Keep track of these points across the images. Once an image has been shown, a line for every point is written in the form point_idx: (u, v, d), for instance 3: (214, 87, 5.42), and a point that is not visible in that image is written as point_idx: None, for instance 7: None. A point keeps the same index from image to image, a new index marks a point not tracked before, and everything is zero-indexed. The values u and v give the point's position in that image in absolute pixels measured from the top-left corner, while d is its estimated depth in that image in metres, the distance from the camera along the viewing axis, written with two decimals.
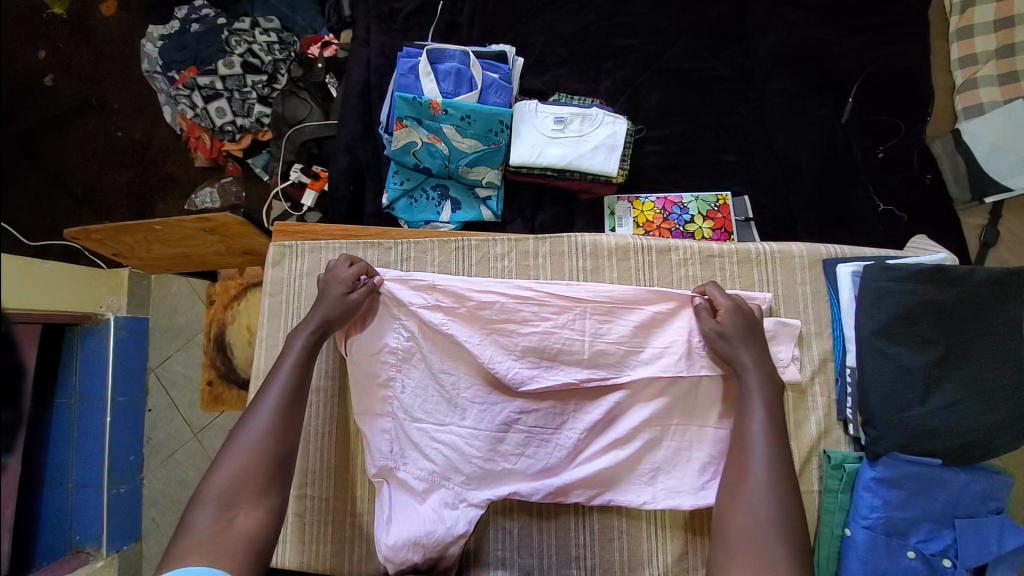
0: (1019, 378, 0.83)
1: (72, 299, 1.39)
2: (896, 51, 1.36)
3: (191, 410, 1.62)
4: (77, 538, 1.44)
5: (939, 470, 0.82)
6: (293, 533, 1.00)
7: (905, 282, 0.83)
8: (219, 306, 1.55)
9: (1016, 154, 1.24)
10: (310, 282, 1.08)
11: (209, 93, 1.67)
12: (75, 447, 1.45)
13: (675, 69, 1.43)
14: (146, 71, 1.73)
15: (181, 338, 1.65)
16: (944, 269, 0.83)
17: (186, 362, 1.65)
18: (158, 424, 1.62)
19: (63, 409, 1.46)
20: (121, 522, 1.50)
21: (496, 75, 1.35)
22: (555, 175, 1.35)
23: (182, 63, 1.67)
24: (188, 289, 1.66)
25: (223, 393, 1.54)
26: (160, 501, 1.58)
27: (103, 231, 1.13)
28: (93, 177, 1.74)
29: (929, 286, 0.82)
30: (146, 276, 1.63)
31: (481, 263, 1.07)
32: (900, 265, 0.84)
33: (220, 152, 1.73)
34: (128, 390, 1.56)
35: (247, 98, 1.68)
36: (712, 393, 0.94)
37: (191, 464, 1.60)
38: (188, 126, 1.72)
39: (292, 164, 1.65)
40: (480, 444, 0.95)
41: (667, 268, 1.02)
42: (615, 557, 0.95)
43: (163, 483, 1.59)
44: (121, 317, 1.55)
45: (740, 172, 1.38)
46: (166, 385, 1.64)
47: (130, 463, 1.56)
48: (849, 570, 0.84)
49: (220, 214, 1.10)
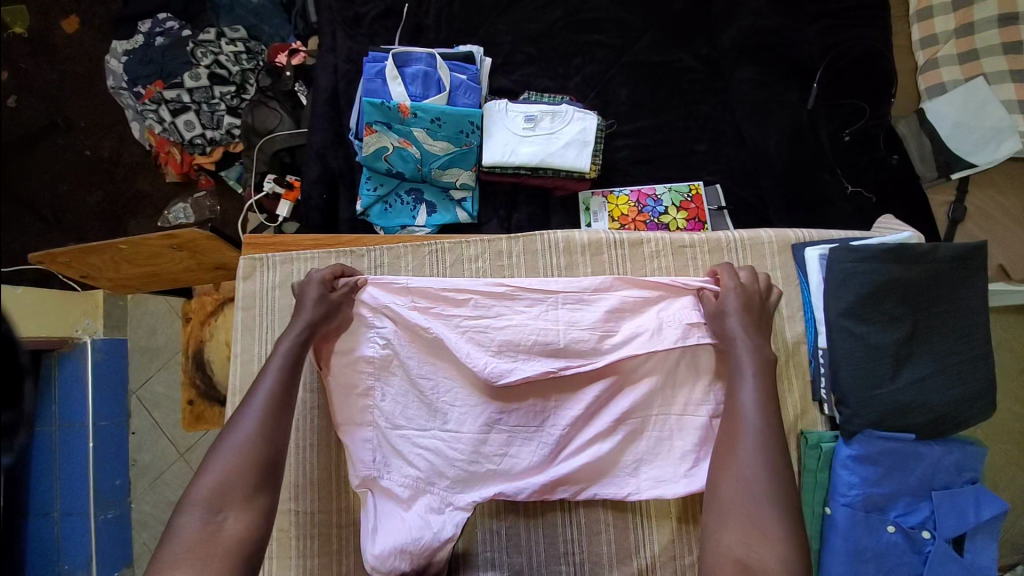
0: (984, 349, 0.85)
1: (41, 325, 1.38)
2: (856, 36, 1.38)
3: (175, 430, 1.60)
4: (65, 568, 1.38)
5: (912, 444, 0.83)
6: (277, 550, 0.99)
7: (870, 262, 0.83)
8: (195, 322, 1.52)
9: (978, 130, 1.28)
10: (283, 294, 1.06)
11: (177, 106, 1.64)
12: (59, 475, 1.40)
13: (643, 62, 1.44)
14: (112, 88, 1.70)
15: (161, 357, 1.62)
16: (907, 247, 0.83)
17: (167, 382, 1.62)
18: (142, 445, 1.59)
19: (42, 439, 1.38)
20: (110, 548, 1.47)
21: (463, 76, 1.34)
22: (528, 174, 1.35)
23: (147, 78, 1.64)
24: (166, 307, 1.64)
25: (204, 411, 1.51)
26: (150, 523, 1.55)
27: (67, 253, 1.09)
28: (63, 198, 1.70)
29: (891, 264, 0.82)
30: (122, 296, 1.61)
31: (455, 265, 1.06)
32: (862, 245, 0.84)
33: (190, 166, 1.71)
34: (109, 412, 1.54)
35: (216, 109, 1.65)
36: (693, 373, 0.95)
37: (178, 484, 1.58)
38: (156, 141, 1.69)
39: (265, 174, 1.63)
40: (463, 447, 0.95)
41: (640, 260, 1.02)
42: (604, 551, 0.95)
43: (151, 505, 1.57)
44: (99, 338, 1.53)
45: (712, 162, 1.39)
46: (149, 405, 1.61)
47: (115, 487, 1.53)
48: (832, 549, 0.85)
49: (185, 229, 1.06)
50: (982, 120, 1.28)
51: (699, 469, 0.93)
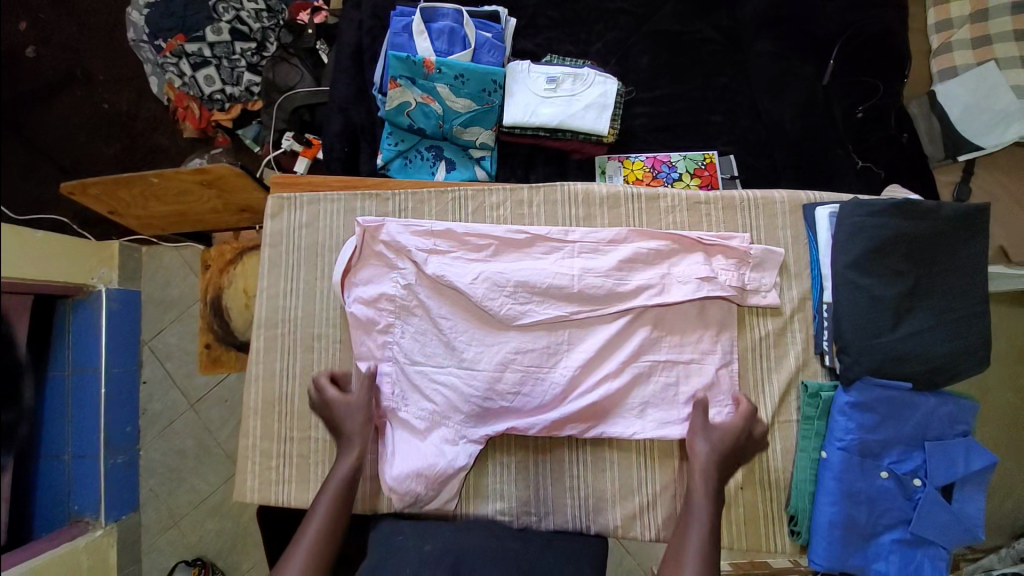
0: (983, 308, 0.88)
1: (64, 270, 1.42)
2: (877, 15, 1.37)
3: (186, 380, 1.64)
4: (75, 508, 1.48)
5: (907, 393, 0.88)
6: (299, 475, 1.02)
7: (878, 216, 0.87)
8: (215, 270, 1.57)
9: (987, 113, 1.31)
10: (309, 234, 1.09)
11: (197, 60, 1.67)
12: (70, 421, 1.48)
13: (664, 31, 1.45)
14: (132, 40, 1.72)
15: (173, 311, 1.66)
16: (913, 204, 0.87)
17: (180, 335, 1.66)
18: (154, 395, 1.64)
19: (55, 382, 1.47)
20: (118, 493, 1.53)
21: (489, 34, 1.36)
22: (547, 136, 1.39)
23: (169, 31, 1.64)
24: (180, 262, 1.67)
25: (221, 355, 1.57)
26: (159, 471, 1.62)
27: (100, 183, 1.11)
28: (79, 151, 1.72)
29: (898, 219, 0.86)
30: (136, 250, 1.65)
31: (478, 212, 1.09)
32: (871, 199, 0.88)
33: (208, 123, 1.73)
34: (122, 360, 1.58)
35: (236, 65, 1.69)
36: (722, 312, 1.00)
37: (189, 437, 1.63)
38: (175, 95, 1.71)
39: (283, 132, 1.65)
40: (478, 384, 0.99)
41: (658, 214, 1.05)
42: (607, 488, 0.99)
43: (161, 454, 1.63)
44: (113, 288, 1.57)
45: (727, 132, 1.42)
46: (161, 356, 1.66)
47: (126, 435, 1.59)
48: (824, 490, 0.90)
49: (218, 165, 1.07)
50: (994, 102, 1.30)
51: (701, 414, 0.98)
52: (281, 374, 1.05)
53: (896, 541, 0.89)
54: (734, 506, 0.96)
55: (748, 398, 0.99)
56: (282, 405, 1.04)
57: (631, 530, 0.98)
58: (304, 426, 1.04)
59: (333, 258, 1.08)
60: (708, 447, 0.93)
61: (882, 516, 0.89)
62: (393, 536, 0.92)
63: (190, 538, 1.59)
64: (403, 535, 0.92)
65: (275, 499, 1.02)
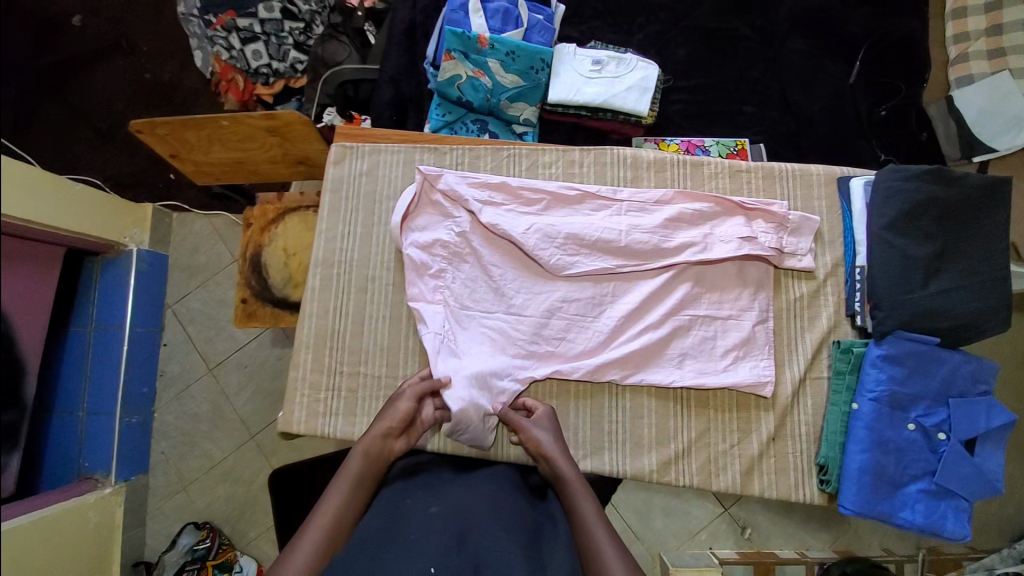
0: (996, 276, 0.94)
1: (97, 228, 1.46)
2: (897, 23, 1.47)
3: (208, 345, 1.74)
4: (86, 465, 1.51)
5: (935, 348, 0.94)
6: (345, 409, 1.05)
7: (913, 182, 0.95)
8: (255, 229, 1.55)
9: (1000, 117, 1.37)
10: (369, 181, 1.14)
11: (247, 35, 1.70)
12: (88, 376, 1.52)
13: (702, 27, 1.54)
14: (181, 13, 1.73)
15: (201, 276, 1.77)
16: (944, 171, 0.95)
17: (203, 300, 1.77)
18: (172, 357, 1.74)
19: (77, 337, 1.53)
20: (129, 452, 1.59)
21: (541, 16, 1.46)
22: (588, 115, 1.47)
23: (219, 7, 1.69)
24: (208, 229, 1.78)
25: (257, 310, 1.51)
26: (172, 435, 1.69)
27: (168, 123, 1.15)
28: (118, 118, 1.76)
29: (929, 183, 0.94)
30: (167, 216, 1.74)
31: (531, 169, 1.15)
32: (904, 166, 0.97)
33: (250, 95, 1.78)
34: (144, 321, 1.66)
35: (283, 43, 1.71)
36: (759, 276, 1.06)
37: (204, 398, 1.72)
38: (220, 67, 1.73)
39: (325, 107, 1.60)
40: (526, 328, 1.04)
41: (700, 179, 1.13)
42: (645, 434, 1.04)
43: (174, 416, 1.71)
44: (143, 249, 1.65)
45: (757, 123, 1.49)
46: (183, 320, 1.76)
47: (143, 394, 1.66)
48: (855, 439, 0.95)
49: (285, 110, 1.13)
50: (1007, 108, 1.36)
51: (738, 366, 1.03)
52: (335, 311, 1.09)
53: (921, 491, 0.93)
54: (766, 456, 1.01)
55: (781, 354, 1.05)
56: (334, 339, 1.08)
57: (667, 475, 1.02)
58: (354, 360, 1.08)
59: (390, 205, 1.14)
60: (542, 443, 0.92)
61: (909, 467, 0.93)
62: (402, 499, 0.84)
63: (199, 502, 1.65)
64: (414, 497, 0.84)
65: (322, 431, 1.05)
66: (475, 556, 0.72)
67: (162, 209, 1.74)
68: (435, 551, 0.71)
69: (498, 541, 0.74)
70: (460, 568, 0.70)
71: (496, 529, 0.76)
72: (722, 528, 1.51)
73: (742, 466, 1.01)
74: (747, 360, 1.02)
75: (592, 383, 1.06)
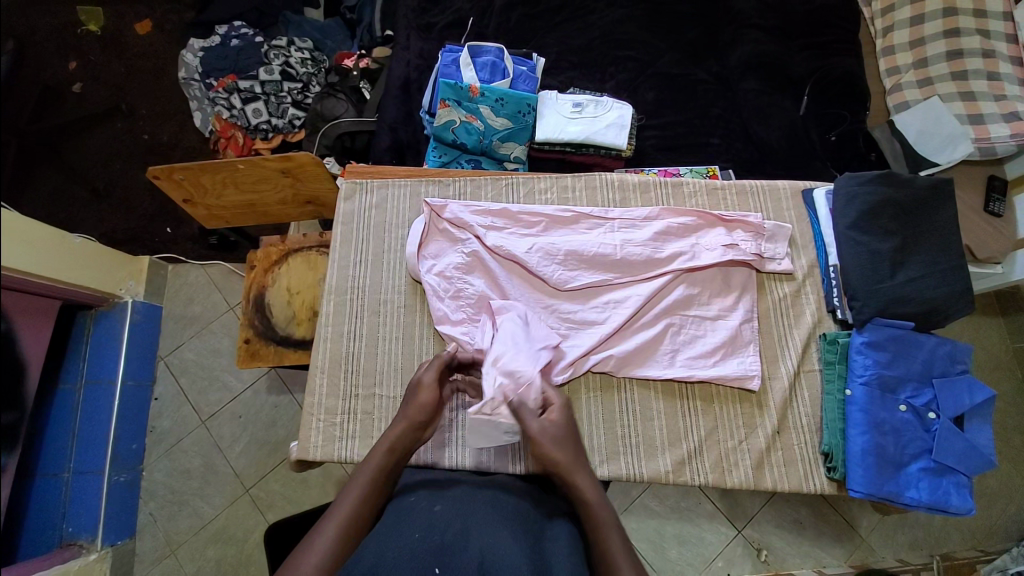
0: (951, 263, 1.10)
1: (97, 280, 1.42)
2: (836, 62, 1.67)
3: (200, 396, 1.63)
4: (69, 530, 1.38)
5: (911, 331, 1.06)
6: (362, 431, 1.09)
7: (867, 186, 1.13)
8: (259, 271, 1.43)
9: (937, 137, 1.51)
10: (378, 213, 1.25)
11: (248, 95, 1.78)
12: (77, 432, 1.41)
13: (665, 73, 1.70)
14: (183, 78, 1.84)
15: (195, 325, 1.69)
16: (893, 175, 1.14)
17: (197, 350, 1.68)
18: (164, 411, 1.61)
19: (66, 392, 1.42)
20: (117, 514, 1.44)
21: (524, 68, 1.62)
22: (573, 151, 1.58)
23: (221, 71, 1.80)
24: (204, 280, 1.73)
25: (261, 350, 1.36)
26: (160, 493, 1.54)
27: (187, 169, 1.27)
28: (114, 175, 1.76)
29: (883, 185, 1.13)
30: (163, 268, 1.70)
31: (528, 196, 1.27)
32: (861, 173, 1.15)
33: (249, 150, 1.80)
34: (137, 374, 1.56)
35: (282, 101, 1.78)
36: (744, 278, 1.15)
37: (196, 452, 1.58)
38: (221, 125, 1.80)
39: (325, 156, 1.67)
40: (544, 313, 1.12)
41: (683, 197, 1.25)
42: (656, 434, 1.08)
43: (164, 474, 1.55)
44: (138, 300, 1.59)
45: (724, 152, 1.63)
46: (176, 372, 1.65)
47: (132, 452, 1.53)
48: (853, 423, 1.03)
49: (301, 153, 1.26)
50: (941, 129, 1.51)
51: (723, 363, 1.09)
52: (348, 335, 1.15)
53: (922, 470, 1.01)
54: (774, 449, 1.07)
55: (773, 350, 1.13)
56: (349, 362, 1.13)
57: (682, 475, 1.06)
58: (368, 382, 1.13)
59: (400, 232, 1.23)
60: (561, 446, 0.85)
61: (907, 447, 1.01)
62: (410, 496, 0.87)
63: (187, 569, 1.47)
64: (415, 497, 0.87)
65: (338, 454, 1.08)
66: (479, 555, 0.69)
67: (158, 260, 1.68)
68: (433, 552, 0.70)
69: (500, 534, 0.75)
70: (462, 566, 0.68)
71: (497, 522, 0.78)
72: (738, 552, 1.43)
73: (752, 459, 1.06)
74: (729, 358, 1.09)
75: (601, 376, 1.11)
